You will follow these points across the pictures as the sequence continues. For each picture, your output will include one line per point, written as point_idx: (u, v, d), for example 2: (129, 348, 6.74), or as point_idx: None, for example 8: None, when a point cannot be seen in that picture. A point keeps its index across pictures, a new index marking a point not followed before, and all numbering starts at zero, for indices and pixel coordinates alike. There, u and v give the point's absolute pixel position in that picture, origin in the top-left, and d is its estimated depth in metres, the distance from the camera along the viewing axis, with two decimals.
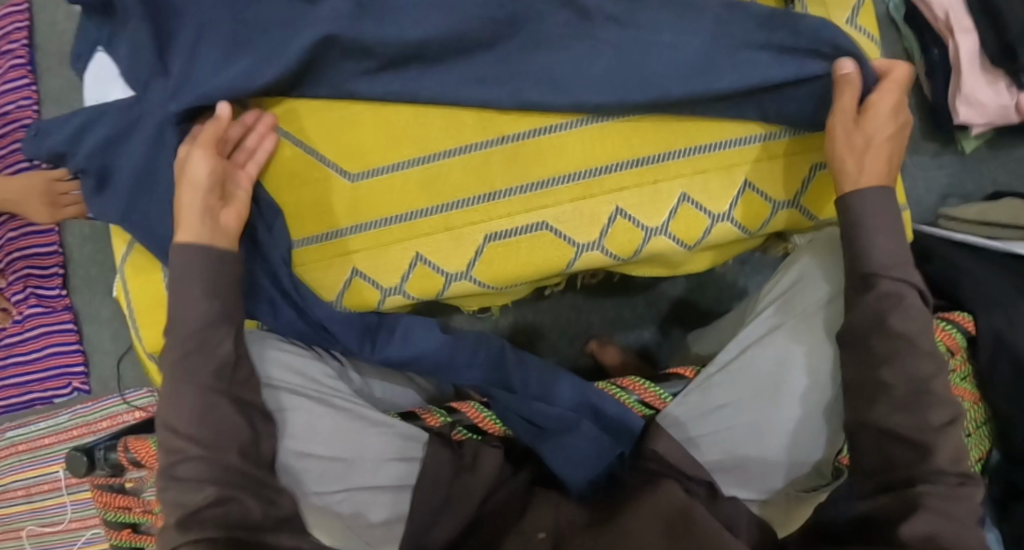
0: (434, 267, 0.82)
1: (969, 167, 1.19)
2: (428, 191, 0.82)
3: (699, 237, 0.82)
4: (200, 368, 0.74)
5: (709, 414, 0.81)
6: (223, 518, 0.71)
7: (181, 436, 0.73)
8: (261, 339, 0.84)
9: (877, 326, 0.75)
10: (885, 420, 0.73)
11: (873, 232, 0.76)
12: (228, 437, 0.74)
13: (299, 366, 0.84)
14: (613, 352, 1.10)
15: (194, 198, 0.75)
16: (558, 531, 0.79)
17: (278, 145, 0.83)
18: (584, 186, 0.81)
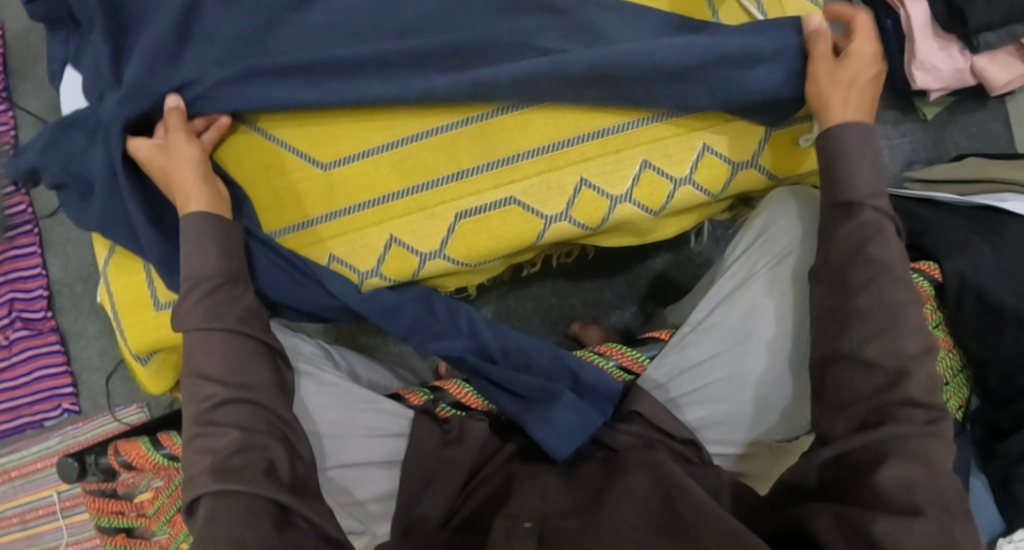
0: (410, 247, 0.83)
1: (931, 133, 1.22)
2: (401, 173, 0.84)
3: (663, 202, 0.84)
4: (231, 311, 0.76)
5: (688, 370, 0.84)
6: (256, 463, 0.72)
7: (215, 383, 0.74)
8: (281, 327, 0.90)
9: (849, 264, 0.76)
10: (858, 349, 0.74)
11: (852, 164, 0.77)
12: (255, 377, 0.76)
13: (302, 350, 0.89)
14: (594, 331, 1.11)
15: (185, 172, 0.79)
16: (544, 515, 0.74)
17: (242, 136, 0.85)
18: (549, 159, 0.83)
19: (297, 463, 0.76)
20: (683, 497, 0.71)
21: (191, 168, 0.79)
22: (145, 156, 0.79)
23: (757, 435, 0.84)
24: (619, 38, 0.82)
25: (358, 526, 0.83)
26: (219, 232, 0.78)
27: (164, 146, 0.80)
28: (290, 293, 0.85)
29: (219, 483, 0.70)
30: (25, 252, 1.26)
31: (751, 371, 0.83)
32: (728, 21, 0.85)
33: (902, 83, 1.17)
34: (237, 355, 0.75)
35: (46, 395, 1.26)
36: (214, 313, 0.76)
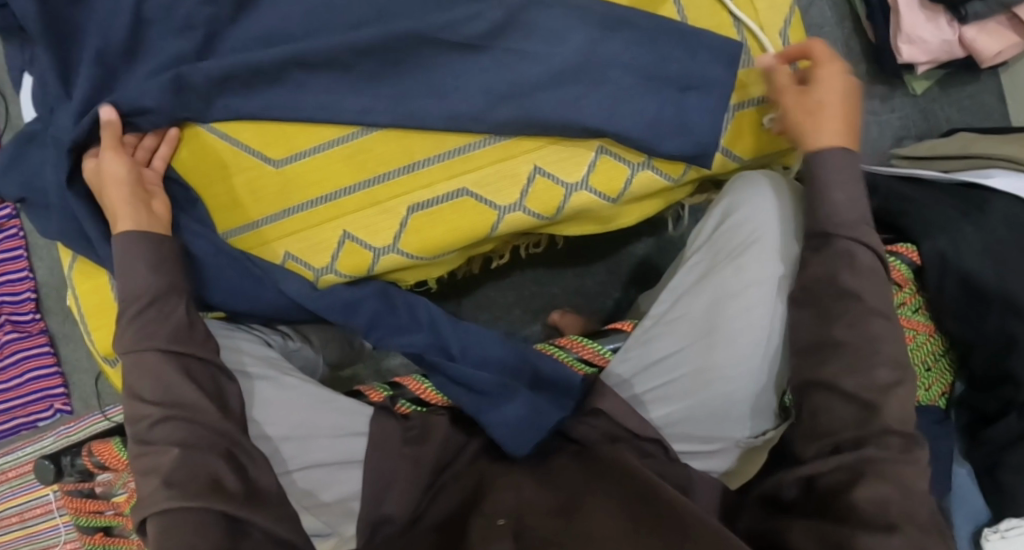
0: (363, 243, 0.82)
1: (922, 108, 1.18)
2: (353, 168, 0.83)
3: (621, 189, 0.81)
4: (160, 332, 0.76)
5: (652, 366, 0.82)
6: (200, 479, 0.72)
7: (150, 405, 0.75)
8: (226, 331, 0.87)
9: (822, 269, 0.75)
10: (837, 380, 0.73)
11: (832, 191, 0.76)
12: (190, 395, 0.76)
13: (257, 351, 0.86)
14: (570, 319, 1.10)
15: (116, 190, 0.78)
16: (518, 512, 0.72)
17: (192, 135, 0.84)
18: (502, 148, 0.81)
19: (249, 475, 0.75)
20: (660, 497, 0.70)
21: (121, 187, 0.78)
22: (90, 176, 0.80)
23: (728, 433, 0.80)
24: (573, 26, 0.79)
25: (324, 529, 0.80)
26: (150, 251, 0.78)
27: (95, 169, 0.80)
28: (241, 297, 0.85)
29: (165, 503, 0.71)
30: (11, 255, 1.27)
31: (720, 363, 0.79)
32: (693, 11, 0.83)
33: (889, 56, 1.13)
34: (171, 379, 0.76)
35: (39, 396, 1.28)
36: (145, 333, 0.76)
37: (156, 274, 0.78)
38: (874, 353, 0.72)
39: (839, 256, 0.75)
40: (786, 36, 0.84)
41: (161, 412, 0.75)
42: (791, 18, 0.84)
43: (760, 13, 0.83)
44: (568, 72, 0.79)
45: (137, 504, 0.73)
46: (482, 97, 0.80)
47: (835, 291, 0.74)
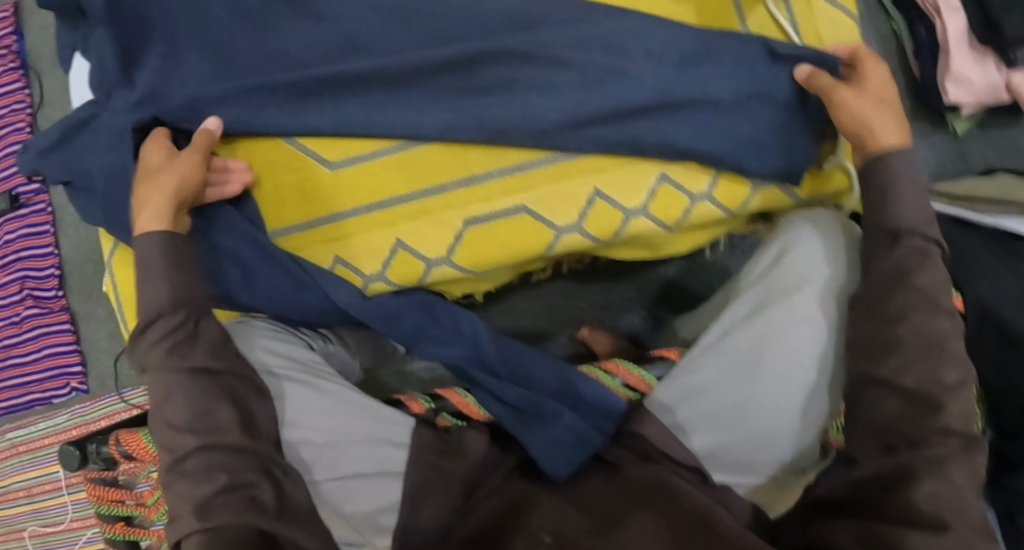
0: (416, 252, 0.82)
1: (961, 146, 1.18)
2: (409, 176, 0.83)
3: (679, 217, 0.82)
4: (195, 351, 0.76)
5: (694, 394, 0.81)
6: (237, 498, 0.71)
7: (182, 434, 0.74)
8: (262, 332, 0.85)
9: (897, 285, 0.75)
10: (896, 377, 0.73)
11: (900, 191, 0.76)
12: (222, 419, 0.75)
13: (291, 353, 0.85)
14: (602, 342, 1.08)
15: (157, 188, 0.78)
16: (558, 527, 0.73)
17: (252, 139, 0.86)
18: (563, 168, 0.82)
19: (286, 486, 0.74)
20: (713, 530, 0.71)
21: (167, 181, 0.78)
22: (150, 153, 0.81)
23: (755, 469, 0.81)
24: (635, 50, 0.81)
25: (355, 537, 0.77)
26: (175, 255, 0.77)
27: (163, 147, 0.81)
28: (276, 298, 0.85)
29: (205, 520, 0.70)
30: (37, 231, 1.27)
31: (764, 398, 0.79)
32: (756, 30, 0.84)
33: (933, 95, 1.14)
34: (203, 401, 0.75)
35: (55, 373, 1.26)
36: (177, 352, 0.75)
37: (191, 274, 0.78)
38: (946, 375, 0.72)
39: (892, 256, 0.75)
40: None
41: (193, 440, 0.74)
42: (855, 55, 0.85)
43: (823, 41, 0.85)
44: (629, 92, 0.80)
45: (172, 524, 0.72)
46: (540, 111, 0.80)
47: (903, 305, 0.74)
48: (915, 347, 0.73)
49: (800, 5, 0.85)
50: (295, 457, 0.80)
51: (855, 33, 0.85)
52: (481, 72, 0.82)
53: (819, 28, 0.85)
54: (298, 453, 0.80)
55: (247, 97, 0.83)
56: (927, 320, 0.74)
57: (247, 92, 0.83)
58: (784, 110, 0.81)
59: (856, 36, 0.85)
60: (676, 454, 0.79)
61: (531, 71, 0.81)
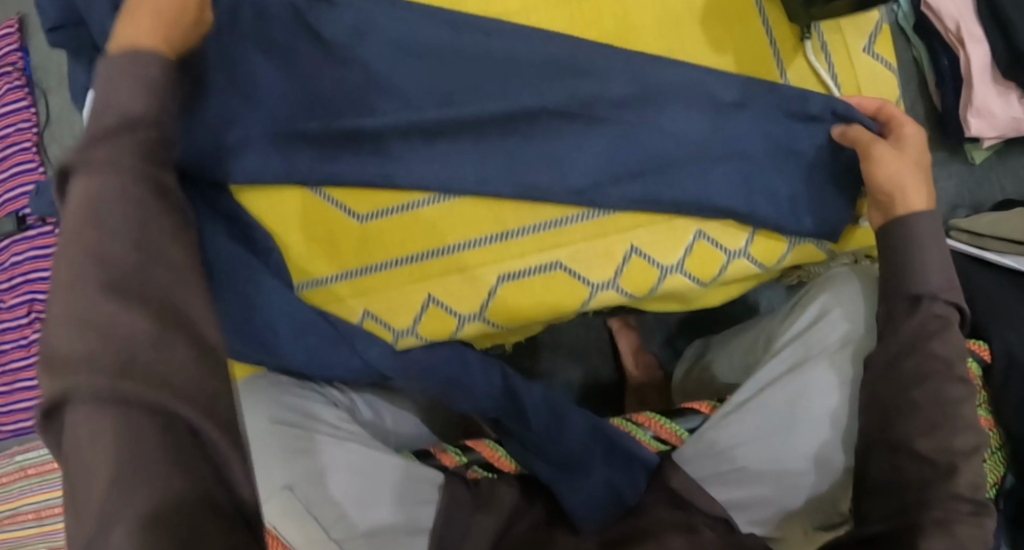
0: (449, 309, 0.82)
1: (978, 176, 1.19)
2: (441, 230, 0.82)
3: (715, 274, 0.82)
4: (119, 331, 0.52)
5: (726, 450, 0.81)
6: None
7: (98, 488, 0.51)
8: (277, 389, 0.84)
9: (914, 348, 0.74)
10: (909, 441, 0.72)
11: (926, 254, 0.75)
12: (138, 451, 0.51)
13: (307, 412, 0.84)
14: (626, 344, 1.11)
15: (120, 83, 0.57)
16: None
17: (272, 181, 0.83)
18: (599, 224, 0.81)
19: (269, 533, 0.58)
20: None
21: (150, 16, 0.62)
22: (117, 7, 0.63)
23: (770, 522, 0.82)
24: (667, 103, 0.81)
25: None
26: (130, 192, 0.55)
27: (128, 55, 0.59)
28: (309, 353, 0.81)
29: None
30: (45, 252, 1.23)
31: (796, 458, 0.80)
32: (798, 83, 0.85)
33: (955, 125, 1.13)
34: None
35: None
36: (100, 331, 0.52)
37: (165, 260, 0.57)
38: (959, 437, 0.71)
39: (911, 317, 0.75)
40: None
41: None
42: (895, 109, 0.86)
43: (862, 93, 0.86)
44: (666, 150, 0.80)
45: None
46: (575, 166, 0.80)
47: (919, 372, 0.73)
48: (944, 406, 0.72)
49: (839, 54, 0.86)
50: (308, 515, 0.76)
51: (894, 90, 0.86)
52: (517, 123, 0.81)
53: (860, 82, 0.86)
54: (312, 511, 0.76)
55: (275, 145, 0.82)
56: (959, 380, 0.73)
57: (276, 141, 0.82)
58: (812, 169, 0.82)
59: (895, 94, 0.86)
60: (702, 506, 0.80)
61: (566, 122, 0.81)
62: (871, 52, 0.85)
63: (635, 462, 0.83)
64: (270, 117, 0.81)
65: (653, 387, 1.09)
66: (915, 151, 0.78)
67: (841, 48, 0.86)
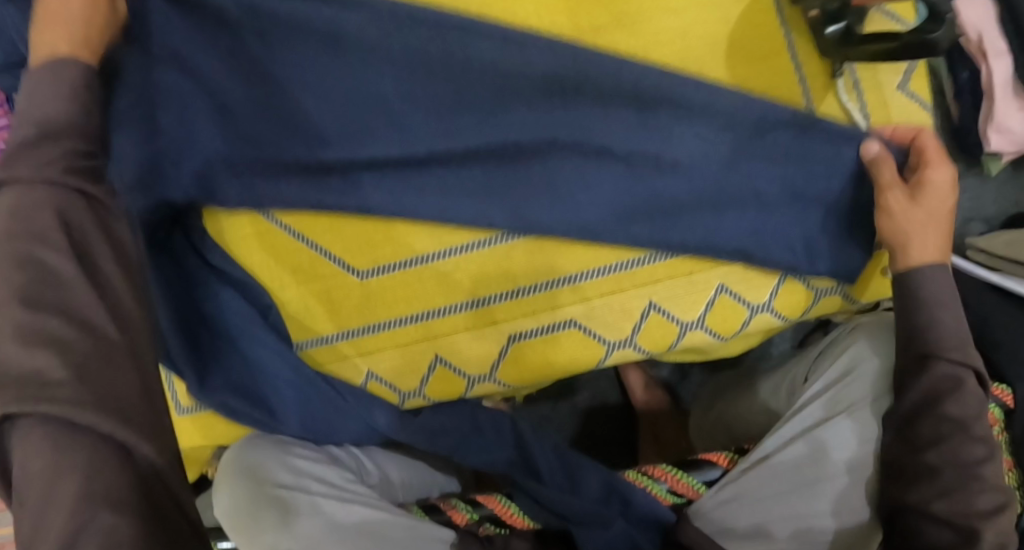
0: (457, 369, 0.80)
1: (993, 188, 1.15)
2: (447, 288, 0.78)
3: (736, 328, 0.79)
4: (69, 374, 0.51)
5: (742, 503, 0.79)
6: None
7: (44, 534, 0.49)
8: (284, 448, 0.82)
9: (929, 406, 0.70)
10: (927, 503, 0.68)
11: (935, 310, 0.72)
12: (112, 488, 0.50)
13: (315, 472, 0.81)
14: (635, 377, 1.08)
15: (44, 90, 0.56)
16: None
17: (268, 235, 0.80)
18: (616, 280, 0.78)
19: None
20: None
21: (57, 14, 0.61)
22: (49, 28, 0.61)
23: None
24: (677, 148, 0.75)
25: None
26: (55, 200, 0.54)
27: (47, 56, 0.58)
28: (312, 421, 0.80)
29: None
30: None
31: (817, 516, 0.77)
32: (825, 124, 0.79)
33: (973, 138, 1.08)
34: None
35: None
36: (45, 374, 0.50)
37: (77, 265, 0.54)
38: (981, 499, 0.68)
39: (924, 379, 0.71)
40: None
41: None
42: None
43: None
44: (680, 193, 0.75)
45: None
46: (587, 219, 0.76)
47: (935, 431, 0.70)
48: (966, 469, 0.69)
49: (873, 96, 0.80)
50: None
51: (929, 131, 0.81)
52: (517, 171, 0.76)
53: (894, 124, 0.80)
54: None
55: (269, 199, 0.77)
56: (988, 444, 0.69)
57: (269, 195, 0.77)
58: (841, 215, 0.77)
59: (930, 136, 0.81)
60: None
61: (573, 171, 0.75)
62: (905, 92, 0.80)
63: (645, 515, 0.81)
64: (254, 165, 0.77)
65: (665, 421, 1.07)
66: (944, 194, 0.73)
67: (874, 87, 0.80)
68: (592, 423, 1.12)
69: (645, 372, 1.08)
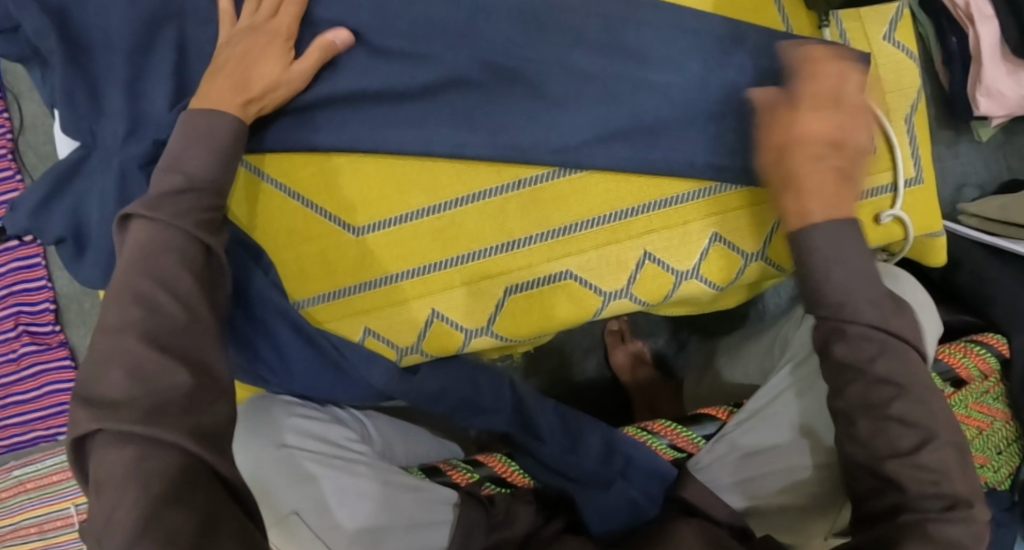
0: (455, 324, 0.80)
1: (985, 155, 1.16)
2: (443, 242, 0.79)
3: (731, 277, 0.80)
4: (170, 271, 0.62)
5: (728, 454, 0.82)
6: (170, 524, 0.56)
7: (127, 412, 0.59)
8: (285, 408, 0.82)
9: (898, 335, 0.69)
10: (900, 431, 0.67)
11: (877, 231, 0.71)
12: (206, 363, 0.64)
13: (319, 432, 0.81)
14: (622, 354, 1.11)
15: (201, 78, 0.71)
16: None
17: (263, 194, 0.80)
18: (610, 230, 0.78)
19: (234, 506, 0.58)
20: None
21: (235, 66, 0.72)
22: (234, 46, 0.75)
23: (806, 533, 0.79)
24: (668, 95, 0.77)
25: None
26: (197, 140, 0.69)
27: (213, 99, 0.71)
28: (312, 380, 0.82)
29: None
30: (29, 264, 1.23)
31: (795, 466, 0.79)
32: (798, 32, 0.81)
33: (963, 104, 1.10)
34: (149, 363, 0.60)
35: (58, 409, 1.22)
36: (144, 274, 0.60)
37: (201, 230, 0.66)
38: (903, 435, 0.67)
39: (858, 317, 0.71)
40: (912, 122, 0.82)
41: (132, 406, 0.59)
42: (917, 102, 0.82)
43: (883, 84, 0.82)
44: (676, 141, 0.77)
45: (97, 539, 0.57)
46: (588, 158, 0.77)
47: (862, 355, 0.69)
48: (882, 407, 0.68)
49: (860, 42, 0.82)
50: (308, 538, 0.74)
51: (916, 80, 0.82)
52: (511, 125, 0.78)
53: (881, 72, 0.82)
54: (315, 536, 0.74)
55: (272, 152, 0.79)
56: (900, 381, 0.68)
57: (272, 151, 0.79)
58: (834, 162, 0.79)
59: (917, 83, 0.82)
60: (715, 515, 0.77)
61: (567, 121, 0.77)
62: (892, 40, 0.81)
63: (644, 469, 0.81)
64: (251, 124, 0.78)
65: (662, 391, 1.09)
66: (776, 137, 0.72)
67: (861, 36, 0.82)
68: (596, 400, 1.14)
69: (632, 348, 1.11)
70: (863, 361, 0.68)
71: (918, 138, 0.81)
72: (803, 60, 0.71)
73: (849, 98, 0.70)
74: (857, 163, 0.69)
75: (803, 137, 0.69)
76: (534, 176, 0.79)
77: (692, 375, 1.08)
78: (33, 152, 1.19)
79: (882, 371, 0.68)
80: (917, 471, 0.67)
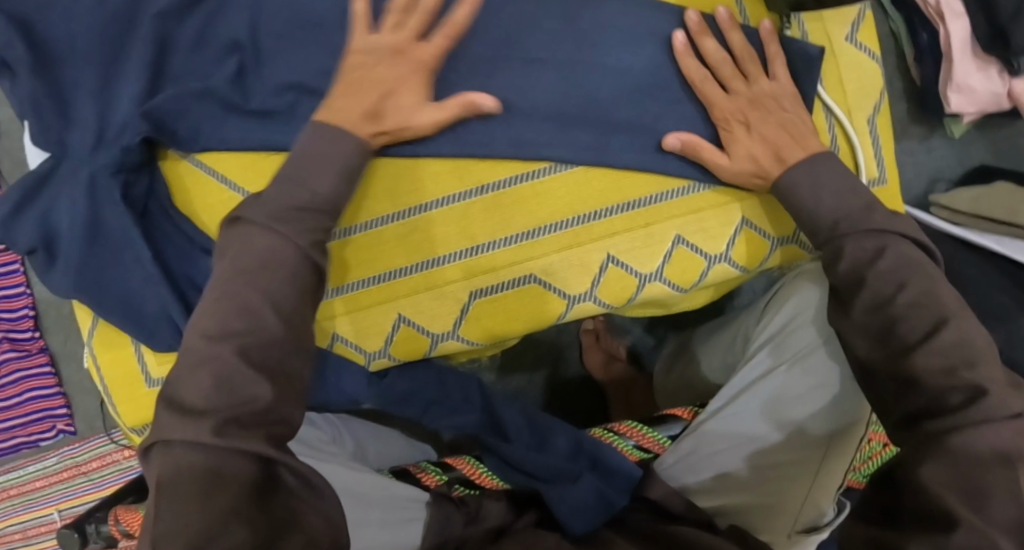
0: (420, 328, 0.81)
1: (957, 149, 1.17)
2: (408, 247, 0.80)
3: (695, 279, 0.81)
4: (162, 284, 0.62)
5: (700, 459, 0.81)
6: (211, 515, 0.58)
7: None
8: None
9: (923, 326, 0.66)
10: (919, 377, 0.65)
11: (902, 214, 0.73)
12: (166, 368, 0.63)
13: (295, 433, 0.83)
14: (596, 353, 1.12)
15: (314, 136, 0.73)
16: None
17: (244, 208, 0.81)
18: (573, 234, 0.79)
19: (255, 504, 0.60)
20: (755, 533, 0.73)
21: (378, 99, 0.74)
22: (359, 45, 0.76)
23: (770, 524, 0.76)
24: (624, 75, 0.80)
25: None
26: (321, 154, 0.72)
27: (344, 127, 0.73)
28: None
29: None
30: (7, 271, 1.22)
31: (773, 462, 0.79)
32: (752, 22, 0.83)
33: (934, 99, 1.10)
34: None
35: (40, 416, 1.23)
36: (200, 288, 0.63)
37: None
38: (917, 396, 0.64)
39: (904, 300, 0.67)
40: (875, 123, 0.82)
41: (216, 415, 0.61)
42: (880, 106, 0.83)
43: (845, 85, 0.82)
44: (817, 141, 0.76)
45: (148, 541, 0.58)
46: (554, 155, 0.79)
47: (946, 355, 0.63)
48: (891, 305, 0.68)
49: (818, 32, 0.83)
50: None
51: (878, 79, 0.83)
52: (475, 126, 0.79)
53: (842, 72, 0.82)
54: None
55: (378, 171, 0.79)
56: (903, 277, 0.68)
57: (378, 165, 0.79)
58: None
59: (880, 85, 0.83)
60: (677, 512, 0.77)
61: (529, 119, 0.79)
62: (853, 41, 0.82)
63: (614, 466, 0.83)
64: None
65: (634, 388, 1.11)
66: (796, 114, 0.77)
67: (823, 37, 0.83)
68: (570, 401, 1.15)
69: (606, 346, 1.12)
70: (864, 265, 0.70)
71: (881, 139, 0.82)
72: (717, 63, 0.78)
73: (780, 82, 0.78)
74: (812, 132, 0.77)
75: (765, 124, 0.77)
76: (497, 182, 0.79)
77: (660, 367, 1.09)
78: (9, 159, 1.19)
79: (885, 269, 0.69)
80: (933, 358, 0.65)
